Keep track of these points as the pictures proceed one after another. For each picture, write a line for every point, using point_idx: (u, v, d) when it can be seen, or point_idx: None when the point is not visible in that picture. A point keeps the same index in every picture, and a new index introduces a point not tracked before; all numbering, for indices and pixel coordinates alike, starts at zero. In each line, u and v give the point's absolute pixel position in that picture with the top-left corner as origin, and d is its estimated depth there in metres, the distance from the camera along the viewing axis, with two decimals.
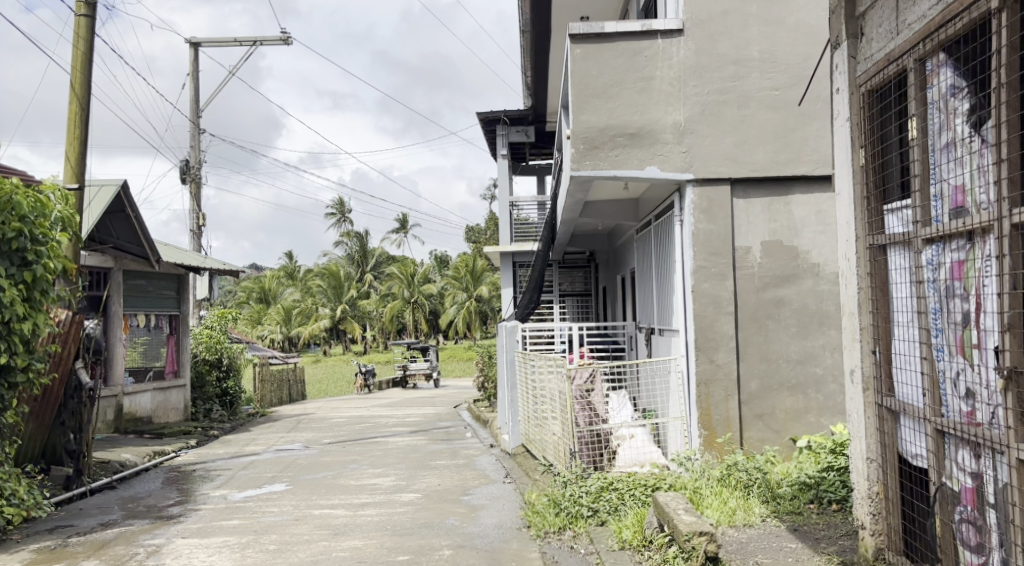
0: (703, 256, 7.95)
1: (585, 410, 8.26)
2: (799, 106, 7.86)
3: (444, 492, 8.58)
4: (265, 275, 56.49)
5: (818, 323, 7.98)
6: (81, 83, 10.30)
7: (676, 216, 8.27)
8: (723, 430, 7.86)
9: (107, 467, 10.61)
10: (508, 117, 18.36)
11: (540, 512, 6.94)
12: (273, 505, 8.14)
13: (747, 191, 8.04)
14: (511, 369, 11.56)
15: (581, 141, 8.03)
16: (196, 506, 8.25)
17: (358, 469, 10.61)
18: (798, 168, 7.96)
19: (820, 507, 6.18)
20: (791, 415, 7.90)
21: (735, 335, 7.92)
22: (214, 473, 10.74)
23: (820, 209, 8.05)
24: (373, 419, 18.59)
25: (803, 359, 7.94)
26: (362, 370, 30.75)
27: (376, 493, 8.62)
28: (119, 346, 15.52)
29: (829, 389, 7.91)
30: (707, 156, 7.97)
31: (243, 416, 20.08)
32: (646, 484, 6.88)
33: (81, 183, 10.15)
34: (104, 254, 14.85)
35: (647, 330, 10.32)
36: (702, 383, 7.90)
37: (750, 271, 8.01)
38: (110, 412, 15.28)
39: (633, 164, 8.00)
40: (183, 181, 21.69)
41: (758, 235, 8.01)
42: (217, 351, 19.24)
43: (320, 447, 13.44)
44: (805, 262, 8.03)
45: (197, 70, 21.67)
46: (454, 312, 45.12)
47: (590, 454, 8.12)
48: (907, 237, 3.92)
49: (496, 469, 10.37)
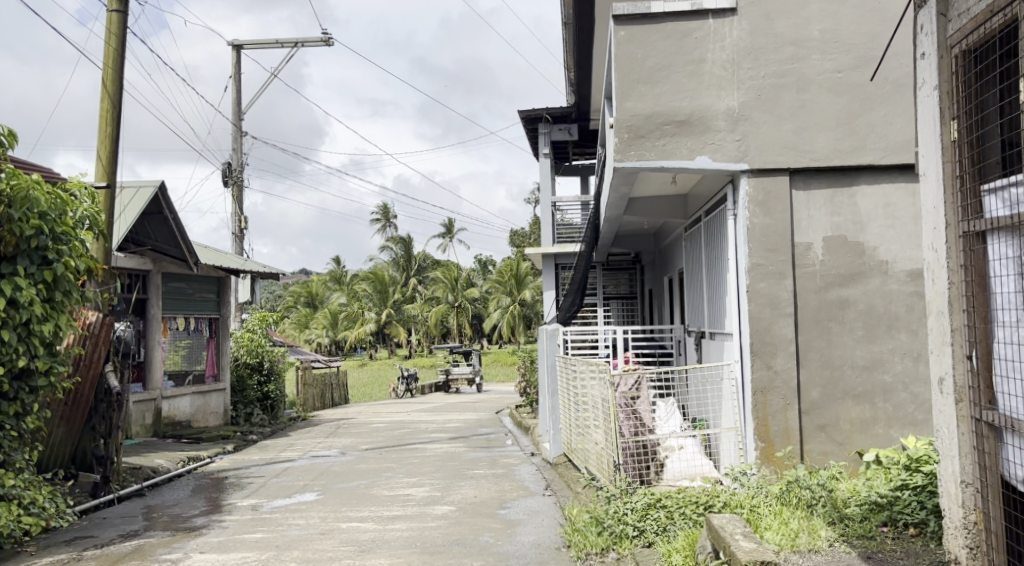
0: (759, 252, 7.34)
1: (630, 419, 7.84)
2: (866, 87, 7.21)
3: (480, 505, 8.09)
4: (312, 279, 56.77)
5: (886, 326, 7.31)
6: (112, 80, 10.03)
7: (728, 210, 7.69)
8: (782, 442, 7.23)
9: (138, 473, 10.30)
10: (551, 115, 17.94)
11: (581, 531, 6.39)
12: (300, 517, 7.73)
13: (807, 182, 7.41)
14: (551, 376, 11.04)
15: (626, 130, 7.51)
16: (222, 517, 7.87)
17: (394, 477, 10.18)
18: (864, 157, 7.31)
19: (894, 531, 5.54)
20: (857, 427, 7.25)
21: (794, 339, 7.31)
22: (246, 481, 10.39)
23: (888, 201, 7.37)
24: (412, 425, 18.20)
25: (870, 365, 7.28)
26: (405, 375, 30.39)
27: (409, 504, 8.17)
28: (158, 351, 15.35)
29: (899, 398, 7.24)
30: (763, 144, 7.37)
31: (284, 420, 19.82)
32: (697, 502, 6.30)
33: (112, 182, 9.87)
34: (142, 257, 14.61)
35: (697, 334, 9.71)
36: (758, 391, 7.30)
37: (811, 269, 7.37)
38: (149, 416, 15.07)
39: (682, 154, 7.44)
40: (225, 184, 21.60)
41: (819, 231, 7.38)
42: (258, 355, 19.04)
43: (357, 453, 13.04)
44: (871, 259, 7.36)
45: (240, 72, 21.59)
46: (498, 317, 45.20)
47: (636, 467, 7.63)
48: (1016, 220, 3.32)
49: (536, 479, 9.83)
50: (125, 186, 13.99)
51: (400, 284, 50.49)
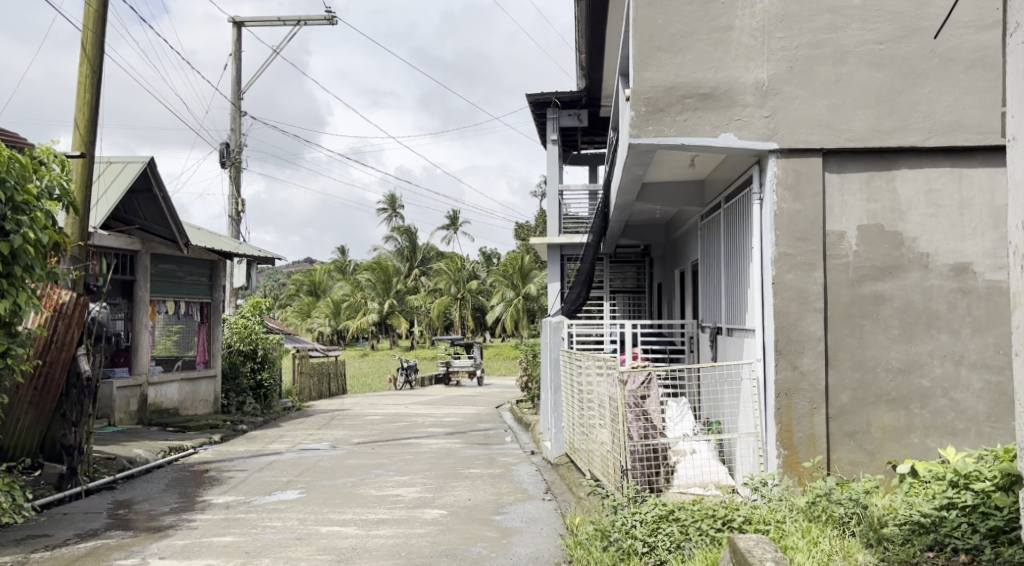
0: (787, 241, 6.67)
1: (639, 420, 7.15)
2: (934, 42, 6.51)
3: (474, 509, 7.43)
4: (315, 268, 56.14)
5: (925, 325, 6.63)
6: (92, 44, 9.29)
7: (753, 194, 7.00)
8: (808, 451, 6.57)
9: (112, 464, 9.64)
10: (559, 100, 17.29)
11: (584, 546, 5.76)
12: (276, 519, 7.06)
13: (842, 163, 6.73)
14: (554, 370, 10.37)
15: (643, 103, 6.86)
16: (192, 516, 7.18)
17: (384, 475, 9.52)
18: (906, 138, 6.62)
19: (942, 557, 4.90)
20: (889, 435, 6.59)
21: (823, 336, 6.64)
22: (227, 475, 9.76)
23: (931, 187, 6.67)
24: (410, 418, 17.55)
25: (905, 367, 6.61)
26: (404, 366, 29.71)
27: (397, 507, 7.51)
28: (145, 335, 14.74)
29: (937, 404, 6.57)
30: (794, 122, 6.69)
31: (278, 410, 19.18)
32: (714, 515, 5.66)
33: (89, 151, 9.20)
34: (130, 237, 14.08)
35: (712, 329, 9.05)
36: (782, 393, 6.63)
37: (844, 260, 6.69)
38: (133, 404, 14.45)
39: (705, 130, 6.79)
40: (222, 165, 20.92)
41: (854, 218, 6.70)
42: (251, 342, 18.47)
43: (348, 448, 12.37)
44: (910, 251, 6.67)
45: (240, 50, 20.91)
46: (501, 309, 44.53)
47: (644, 473, 7.00)
48: None
49: (535, 481, 9.18)
50: (115, 161, 13.33)
51: (404, 275, 49.76)
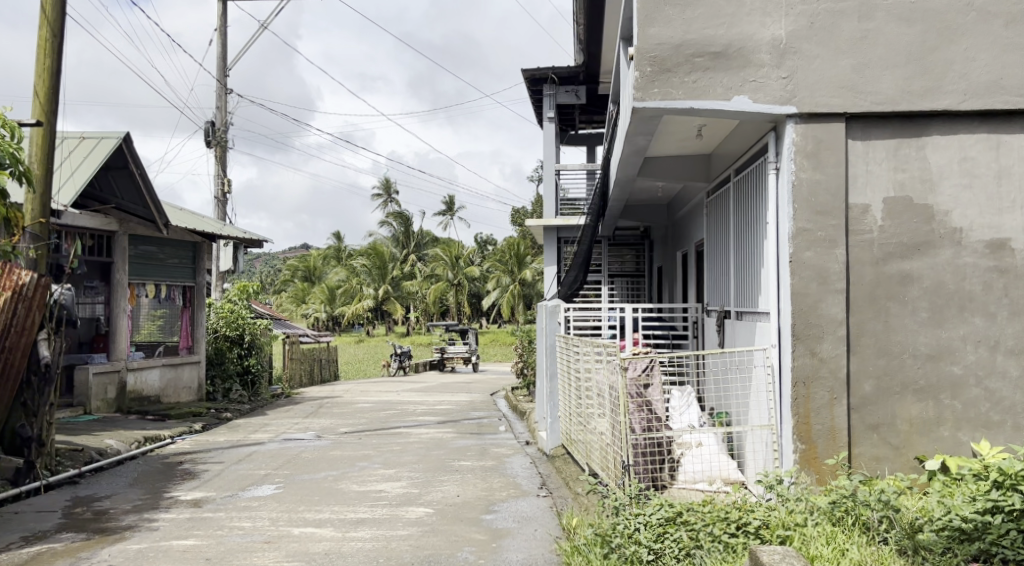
0: (806, 215, 6.06)
1: (641, 411, 6.55)
2: None
3: (462, 507, 6.85)
4: (310, 254, 55.43)
5: (957, 307, 6.04)
6: (52, 4, 8.53)
7: (769, 163, 6.37)
8: (828, 445, 5.99)
9: (80, 456, 9.00)
10: (557, 76, 16.70)
11: (583, 554, 5.21)
12: (246, 518, 6.45)
13: (867, 129, 6.12)
14: (550, 357, 9.77)
15: (649, 63, 6.25)
16: (155, 515, 6.56)
17: (369, 468, 8.93)
18: (938, 102, 6.01)
19: None
20: (916, 428, 6.00)
21: (845, 320, 6.04)
22: (202, 468, 9.14)
23: (965, 154, 6.07)
24: (401, 405, 16.94)
25: (935, 353, 6.02)
26: (398, 352, 29.15)
27: (379, 505, 6.91)
28: (124, 320, 14.09)
29: (969, 394, 5.98)
30: (815, 83, 6.07)
31: (264, 397, 18.58)
32: (727, 518, 5.11)
33: (49, 120, 8.50)
34: (106, 216, 13.48)
35: (719, 313, 8.46)
36: (799, 381, 6.03)
37: (869, 236, 6.08)
38: (111, 391, 13.82)
39: (717, 92, 6.18)
40: (208, 145, 20.21)
41: (880, 189, 6.09)
42: (238, 327, 17.84)
43: (333, 438, 11.77)
44: (942, 225, 6.06)
45: (226, 25, 20.18)
46: (497, 295, 43.94)
47: (647, 469, 6.41)
48: None
49: (530, 475, 8.61)
50: (88, 136, 12.63)
51: (400, 261, 49.06)
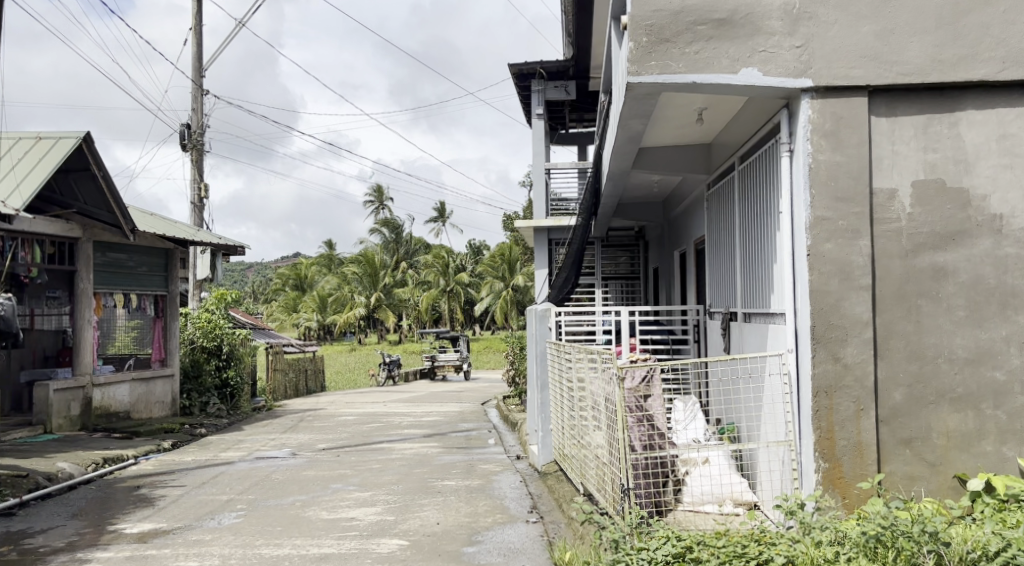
0: (825, 201, 5.32)
1: (641, 426, 5.80)
2: None
3: (441, 538, 6.08)
4: (299, 263, 54.63)
5: (999, 305, 5.31)
6: None
7: (780, 144, 5.64)
8: (854, 464, 5.24)
9: (25, 483, 8.18)
10: (545, 70, 15.97)
11: None
12: (194, 556, 5.66)
13: (893, 104, 5.39)
14: (540, 366, 9.00)
15: (644, 32, 5.53)
16: (87, 555, 5.75)
17: (342, 491, 8.14)
18: (973, 71, 5.29)
19: None
20: (955, 443, 5.26)
21: (871, 320, 5.30)
22: (159, 493, 8.32)
23: (1004, 131, 5.37)
24: (386, 418, 16.13)
25: (974, 357, 5.29)
26: (387, 361, 28.31)
27: (347, 537, 6.14)
28: (88, 331, 13.21)
29: (1015, 403, 5.24)
30: (835, 52, 5.34)
31: (245, 410, 17.73)
32: (744, 555, 4.41)
33: None
34: (68, 222, 12.66)
35: (724, 315, 7.70)
36: (820, 392, 5.28)
37: (897, 225, 5.35)
38: (75, 408, 12.98)
39: (722, 65, 5.46)
40: (183, 149, 19.42)
41: (908, 172, 5.36)
42: (216, 337, 17.00)
43: (310, 456, 10.96)
44: (978, 212, 5.33)
45: (201, 24, 19.42)
46: (490, 302, 43.07)
47: (648, 491, 5.65)
48: None
49: (520, 496, 7.84)
50: (45, 136, 11.79)
51: (390, 268, 48.20)
